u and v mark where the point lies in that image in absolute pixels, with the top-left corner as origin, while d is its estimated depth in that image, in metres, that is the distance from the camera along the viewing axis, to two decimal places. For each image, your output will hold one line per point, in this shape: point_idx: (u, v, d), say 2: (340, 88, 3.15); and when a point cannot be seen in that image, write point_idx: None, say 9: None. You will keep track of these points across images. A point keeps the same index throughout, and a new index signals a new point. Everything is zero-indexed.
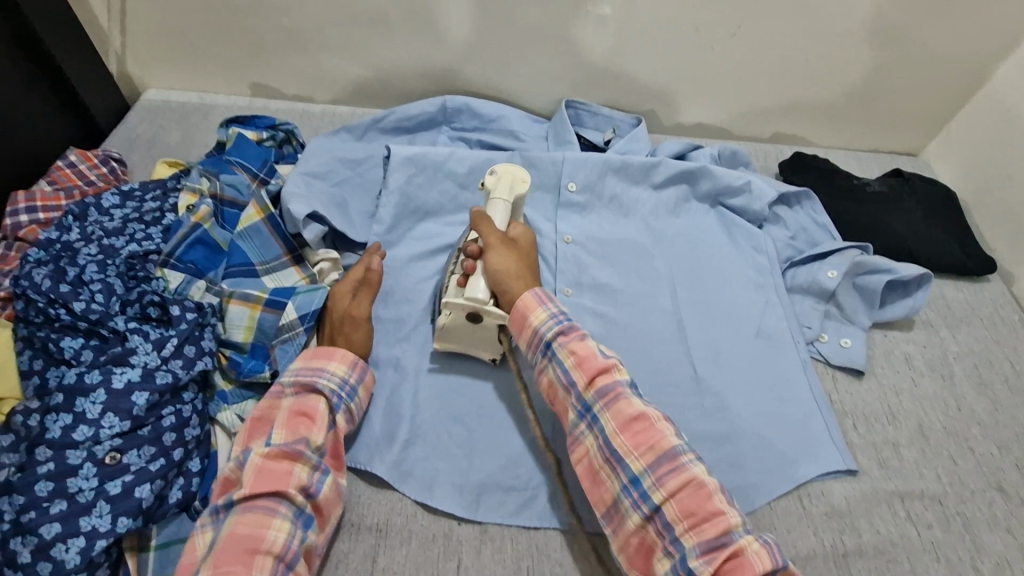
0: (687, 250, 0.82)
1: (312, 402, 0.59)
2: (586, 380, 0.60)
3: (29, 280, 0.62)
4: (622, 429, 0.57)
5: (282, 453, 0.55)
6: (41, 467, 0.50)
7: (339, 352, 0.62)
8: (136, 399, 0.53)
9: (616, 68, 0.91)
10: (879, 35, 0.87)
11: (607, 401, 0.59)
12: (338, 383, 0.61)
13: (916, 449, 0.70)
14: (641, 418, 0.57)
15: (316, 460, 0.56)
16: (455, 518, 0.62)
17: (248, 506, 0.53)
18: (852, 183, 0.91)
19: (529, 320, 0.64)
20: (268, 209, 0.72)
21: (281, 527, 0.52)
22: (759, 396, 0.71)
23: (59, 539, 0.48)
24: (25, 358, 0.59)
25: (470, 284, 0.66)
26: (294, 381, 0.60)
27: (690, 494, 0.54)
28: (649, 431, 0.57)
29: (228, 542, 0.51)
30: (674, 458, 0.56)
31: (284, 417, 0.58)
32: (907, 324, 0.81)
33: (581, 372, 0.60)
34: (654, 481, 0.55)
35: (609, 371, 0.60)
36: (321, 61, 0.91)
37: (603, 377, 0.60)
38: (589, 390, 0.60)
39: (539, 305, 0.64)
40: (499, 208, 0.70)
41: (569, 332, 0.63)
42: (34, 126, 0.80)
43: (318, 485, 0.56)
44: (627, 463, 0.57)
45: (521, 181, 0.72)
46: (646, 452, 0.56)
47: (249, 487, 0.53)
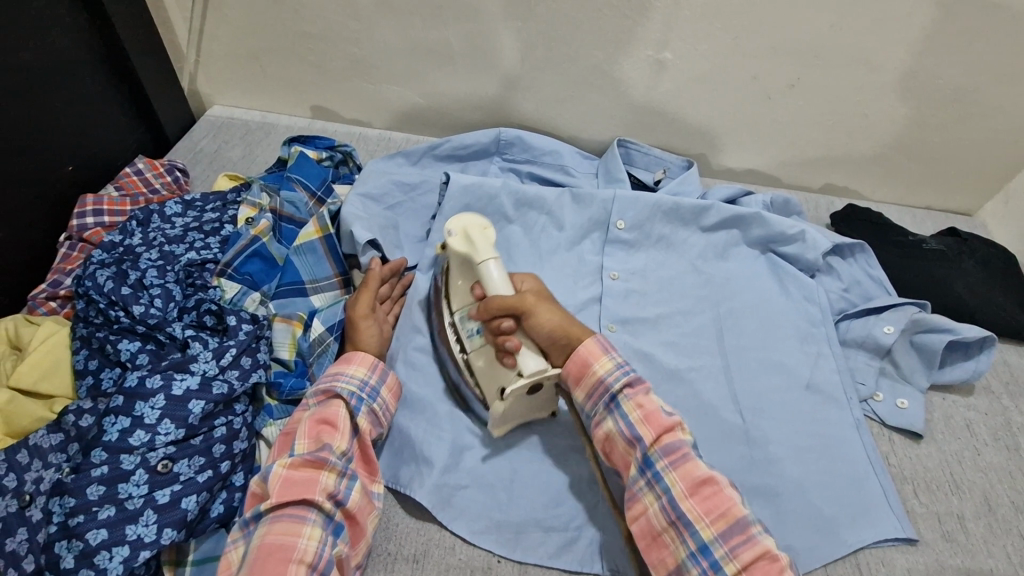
0: (737, 296, 0.80)
1: (333, 409, 0.58)
2: (654, 436, 0.56)
3: (92, 280, 0.64)
4: (690, 491, 0.53)
5: (305, 461, 0.53)
6: (94, 470, 0.49)
7: (357, 355, 0.62)
8: (193, 407, 0.53)
9: (672, 112, 0.92)
10: (938, 95, 0.87)
11: (674, 459, 0.55)
12: (360, 387, 0.60)
13: (983, 523, 0.66)
14: (711, 481, 0.53)
15: (342, 466, 0.54)
16: (494, 554, 0.59)
17: (276, 515, 0.51)
18: (907, 240, 0.89)
19: (592, 368, 0.60)
20: (327, 229, 0.72)
21: (312, 534, 0.50)
22: (813, 452, 0.68)
23: (103, 547, 0.47)
24: (81, 358, 0.60)
25: (522, 364, 0.58)
26: (315, 391, 0.59)
27: (762, 567, 0.50)
28: (719, 494, 0.53)
29: (259, 553, 0.49)
30: (745, 528, 0.51)
31: (306, 426, 0.56)
32: (966, 389, 0.77)
33: (648, 428, 0.56)
34: (726, 551, 0.51)
35: (675, 428, 0.57)
36: (384, 89, 0.94)
37: (670, 436, 0.56)
38: (655, 446, 0.56)
39: (604, 354, 0.60)
40: (494, 269, 0.61)
41: (637, 385, 0.59)
42: (110, 135, 0.84)
43: (345, 492, 0.54)
44: (696, 528, 0.52)
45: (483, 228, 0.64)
46: (716, 518, 0.52)
47: (275, 498, 0.51)
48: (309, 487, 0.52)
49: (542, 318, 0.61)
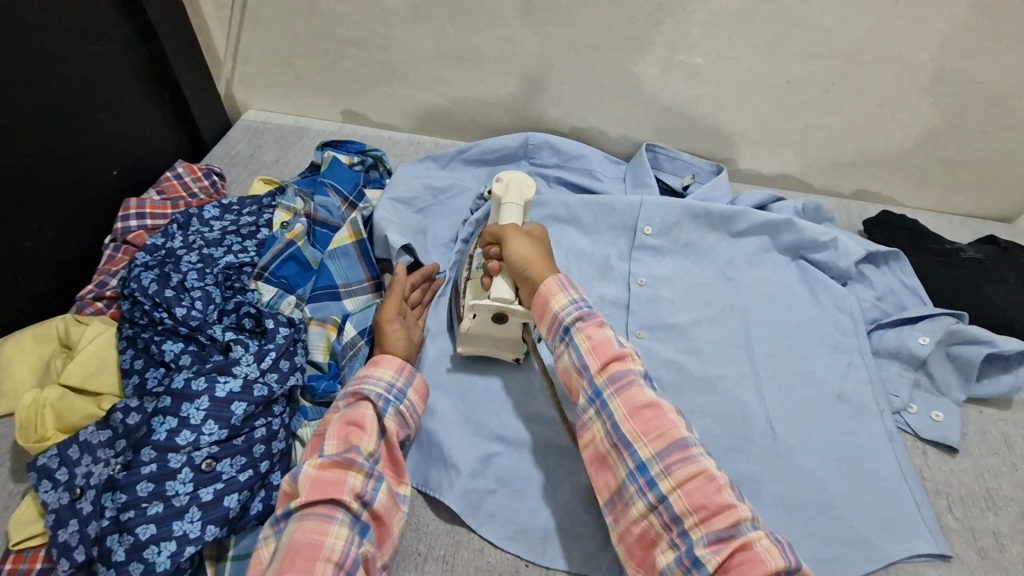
0: (767, 304, 0.80)
1: (361, 410, 0.58)
2: (600, 365, 0.56)
3: (138, 283, 0.66)
4: (631, 413, 0.54)
5: (334, 461, 0.54)
6: (144, 467, 0.51)
7: (385, 358, 0.62)
8: (235, 408, 0.55)
9: (702, 116, 0.91)
10: (979, 99, 0.84)
11: (618, 387, 0.55)
12: (388, 388, 0.60)
13: (1020, 540, 0.64)
14: (652, 405, 0.54)
15: (370, 467, 0.55)
16: (521, 558, 0.60)
17: (304, 513, 0.51)
18: (944, 248, 0.87)
19: (548, 306, 0.61)
20: (361, 234, 0.74)
21: (340, 533, 0.51)
22: (843, 463, 0.67)
23: (152, 541, 0.49)
24: (126, 357, 0.62)
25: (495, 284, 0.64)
26: (344, 393, 0.60)
27: (698, 485, 0.50)
28: (659, 417, 0.53)
29: (288, 551, 0.49)
30: (684, 447, 0.52)
31: (336, 427, 0.57)
32: (1004, 402, 0.75)
33: (595, 356, 0.57)
34: (662, 468, 0.52)
35: (625, 359, 0.57)
36: (414, 94, 0.95)
37: (617, 364, 0.56)
38: (601, 375, 0.56)
39: (560, 291, 0.61)
40: (510, 213, 0.69)
41: (589, 318, 0.59)
42: (151, 140, 0.87)
43: (372, 493, 0.54)
44: (633, 449, 0.53)
45: (528, 187, 0.71)
46: (654, 438, 0.53)
47: (304, 497, 0.52)
48: (337, 487, 0.52)
49: (513, 249, 0.64)
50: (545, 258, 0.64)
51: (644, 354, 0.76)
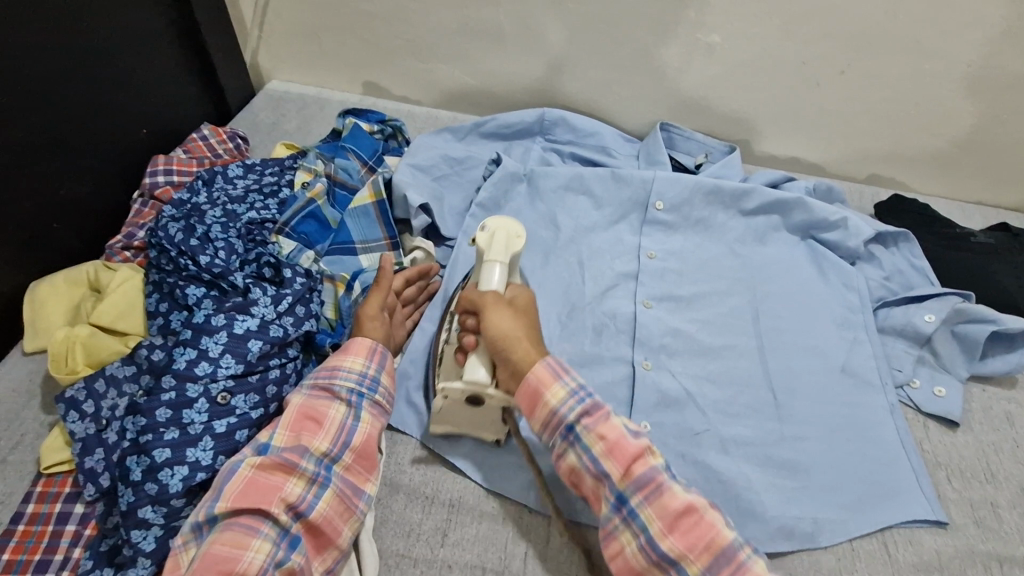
0: (774, 280, 0.81)
1: (322, 406, 0.56)
2: (622, 470, 0.54)
3: (166, 232, 0.69)
4: (670, 528, 0.52)
5: (273, 462, 0.52)
6: (163, 394, 0.53)
7: (355, 345, 0.59)
8: (251, 346, 0.57)
9: (717, 96, 0.92)
10: (996, 84, 0.84)
11: (647, 493, 0.53)
12: (355, 383, 0.58)
13: (1018, 512, 0.65)
14: (690, 511, 0.52)
15: (313, 471, 0.53)
16: (525, 505, 0.61)
17: (228, 523, 0.49)
18: (953, 233, 0.87)
19: (544, 397, 0.57)
20: (381, 194, 0.77)
21: (261, 548, 0.48)
22: (843, 432, 0.68)
23: (167, 464, 0.51)
24: (153, 300, 0.65)
25: (469, 365, 0.59)
26: (311, 382, 0.58)
27: None
28: (700, 524, 0.52)
29: (203, 561, 0.47)
30: (732, 556, 0.51)
31: (291, 417, 0.55)
32: (1009, 382, 0.75)
33: (614, 460, 0.54)
34: None
35: (644, 456, 0.55)
36: (433, 67, 0.97)
37: (639, 465, 0.54)
38: (625, 479, 0.54)
39: (554, 380, 0.58)
40: (496, 270, 0.63)
41: (594, 412, 0.57)
42: (180, 105, 0.89)
43: (311, 501, 0.52)
44: (681, 566, 0.51)
45: (516, 237, 0.65)
46: (702, 552, 0.51)
47: (229, 500, 0.49)
48: (269, 493, 0.50)
49: (495, 321, 0.60)
50: (528, 333, 0.60)
51: (653, 323, 0.76)
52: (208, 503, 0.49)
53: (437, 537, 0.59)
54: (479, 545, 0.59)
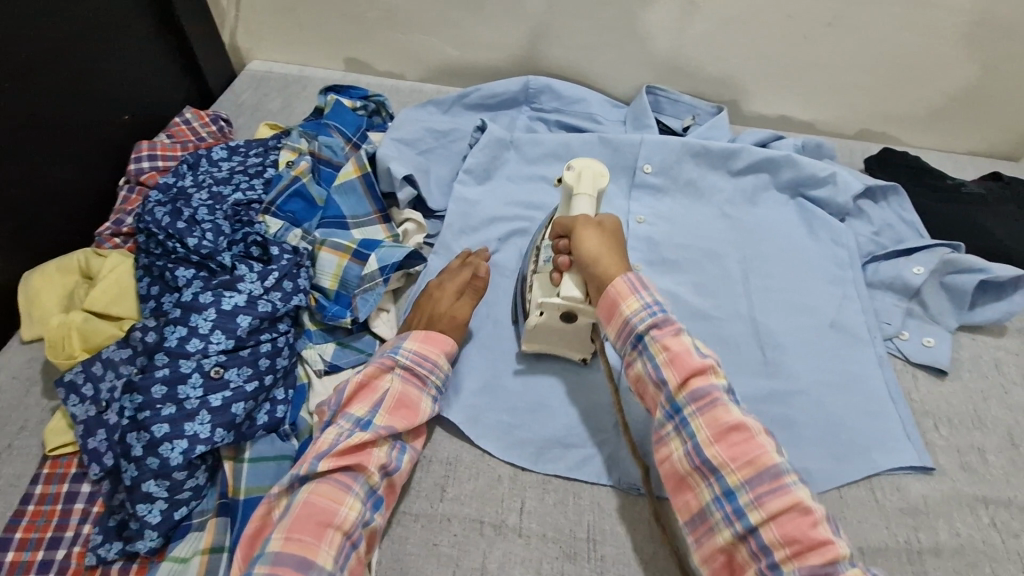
0: (764, 239, 0.81)
1: (416, 396, 0.59)
2: (725, 451, 0.51)
3: (152, 216, 0.69)
4: (767, 517, 0.48)
5: (372, 438, 0.55)
6: (157, 372, 0.54)
7: (450, 347, 0.63)
8: (240, 321, 0.58)
9: (703, 55, 0.91)
10: (990, 29, 0.83)
11: (750, 479, 0.50)
12: (443, 379, 0.62)
13: (1004, 456, 0.66)
14: (793, 507, 0.48)
15: (394, 442, 0.57)
16: (519, 464, 0.62)
17: (323, 478, 0.53)
18: (945, 183, 0.87)
19: (619, 308, 0.59)
20: (366, 168, 0.76)
21: (353, 505, 0.52)
22: (832, 384, 0.69)
23: (166, 439, 0.52)
24: (144, 284, 0.65)
25: (565, 283, 0.62)
26: (407, 367, 0.60)
27: (791, 519, 0.48)
28: (800, 522, 0.48)
29: (304, 510, 0.50)
30: (831, 561, 0.46)
31: (391, 401, 0.58)
32: (998, 330, 0.76)
33: (721, 443, 0.51)
34: (752, 498, 0.49)
35: (756, 441, 0.51)
36: (415, 39, 0.95)
37: (747, 450, 0.51)
38: (681, 390, 0.54)
39: (632, 294, 0.59)
40: (584, 204, 0.65)
41: (703, 394, 0.53)
42: (160, 89, 0.89)
43: (396, 463, 0.56)
44: (772, 554, 0.48)
45: (600, 176, 0.66)
46: (795, 545, 0.47)
47: (331, 462, 0.53)
48: (365, 460, 0.54)
49: (584, 239, 0.62)
50: (615, 253, 0.61)
51: None
52: (312, 460, 0.53)
53: (436, 493, 0.60)
54: (477, 500, 0.59)
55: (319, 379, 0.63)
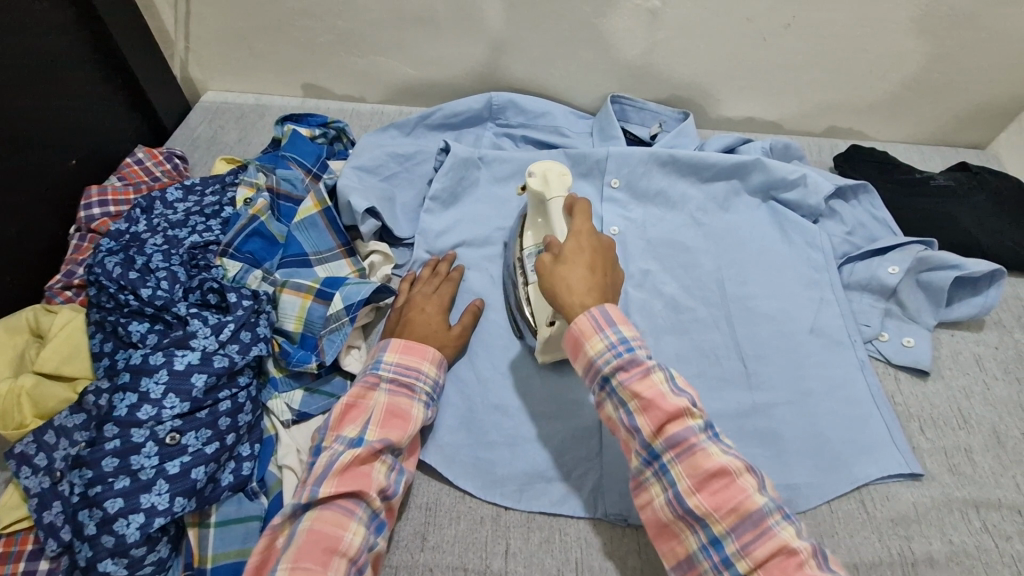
0: (737, 246, 0.79)
1: (406, 405, 0.58)
2: (655, 428, 0.51)
3: (102, 268, 0.66)
4: (699, 486, 0.49)
5: (369, 454, 0.53)
6: (107, 443, 0.51)
7: (431, 352, 0.61)
8: (195, 380, 0.55)
9: (666, 62, 0.89)
10: (949, 20, 0.82)
11: (679, 452, 0.50)
12: (431, 385, 0.60)
13: (991, 455, 0.66)
14: (722, 474, 0.49)
15: (392, 461, 0.55)
16: (501, 503, 0.60)
17: (325, 505, 0.50)
18: (913, 178, 0.87)
19: (584, 349, 0.55)
20: (325, 202, 0.74)
21: (357, 530, 0.50)
22: (815, 393, 0.68)
23: (121, 514, 0.49)
24: (97, 341, 0.62)
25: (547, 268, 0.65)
26: (392, 377, 0.59)
27: (777, 563, 0.47)
28: (731, 488, 0.49)
29: (309, 538, 0.48)
30: (760, 520, 0.48)
31: (380, 415, 0.56)
32: (976, 324, 0.76)
33: (648, 418, 0.52)
34: (739, 548, 0.48)
35: (682, 416, 0.51)
36: (371, 61, 0.93)
37: (674, 425, 0.51)
38: (657, 437, 0.51)
39: (595, 332, 0.55)
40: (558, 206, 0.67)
41: (631, 368, 0.53)
42: (108, 130, 0.85)
43: (394, 486, 0.54)
44: (707, 524, 0.49)
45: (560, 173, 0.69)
46: (727, 513, 0.48)
47: (333, 486, 0.50)
48: (365, 480, 0.52)
49: (575, 229, 0.61)
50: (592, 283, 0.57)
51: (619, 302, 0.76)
52: (311, 488, 0.50)
53: (416, 542, 0.57)
54: (459, 546, 0.57)
55: (287, 429, 0.61)
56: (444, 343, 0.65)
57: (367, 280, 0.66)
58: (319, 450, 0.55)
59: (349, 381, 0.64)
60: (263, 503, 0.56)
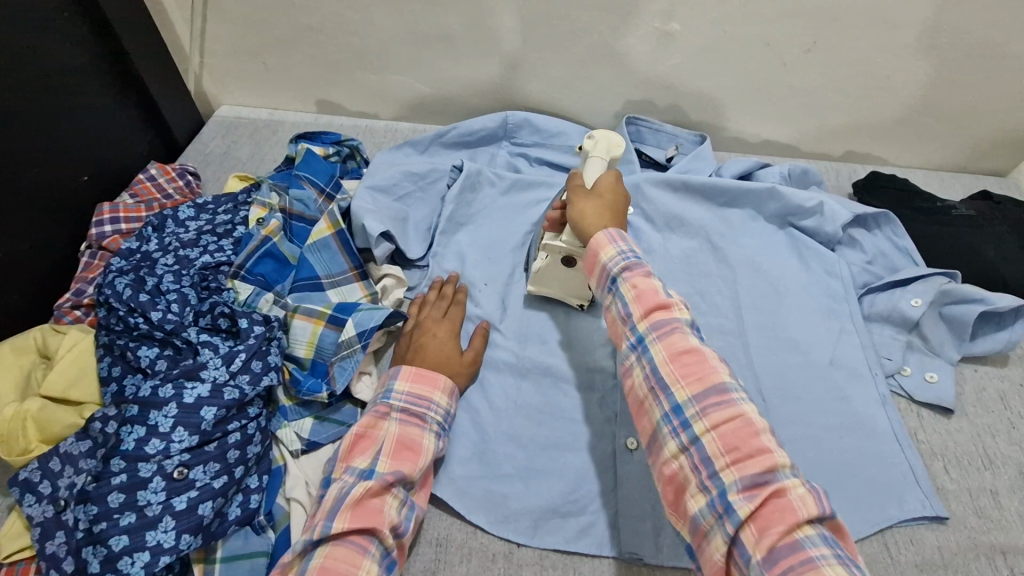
0: (755, 273, 0.78)
1: (417, 435, 0.56)
2: (643, 312, 0.50)
3: (112, 288, 0.65)
4: (672, 358, 0.48)
5: (380, 487, 0.51)
6: (114, 478, 0.50)
7: (443, 380, 0.60)
8: (205, 414, 0.54)
9: (684, 85, 0.88)
10: (971, 49, 0.81)
11: (660, 333, 0.49)
12: (442, 415, 0.59)
13: (1018, 498, 0.64)
14: (694, 351, 0.48)
15: (403, 496, 0.53)
16: (513, 540, 0.58)
17: (337, 541, 0.48)
18: (935, 206, 0.85)
19: (597, 259, 0.55)
20: (339, 224, 0.73)
21: (370, 569, 0.47)
22: (836, 429, 0.67)
23: (125, 552, 0.48)
24: (104, 365, 0.61)
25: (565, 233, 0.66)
26: (403, 406, 0.57)
27: (733, 428, 0.44)
28: (702, 362, 0.48)
29: None
30: (721, 392, 0.46)
31: (390, 446, 0.54)
32: (1000, 359, 0.74)
33: (638, 304, 0.51)
34: (698, 412, 0.46)
35: (670, 307, 0.50)
36: (387, 79, 0.92)
37: (661, 312, 0.50)
38: (644, 321, 0.50)
39: (610, 244, 0.55)
40: (596, 164, 0.69)
41: (638, 270, 0.52)
42: (119, 143, 0.85)
43: (404, 523, 0.52)
44: (670, 391, 0.48)
45: (616, 146, 0.71)
46: (692, 382, 0.47)
47: (345, 521, 0.48)
48: (378, 516, 0.50)
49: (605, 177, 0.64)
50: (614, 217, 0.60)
51: None
52: (323, 523, 0.48)
53: None
54: None
55: (296, 459, 0.59)
56: (456, 369, 0.64)
57: (380, 306, 0.65)
58: (328, 484, 0.54)
59: (359, 409, 0.63)
60: (270, 538, 0.55)
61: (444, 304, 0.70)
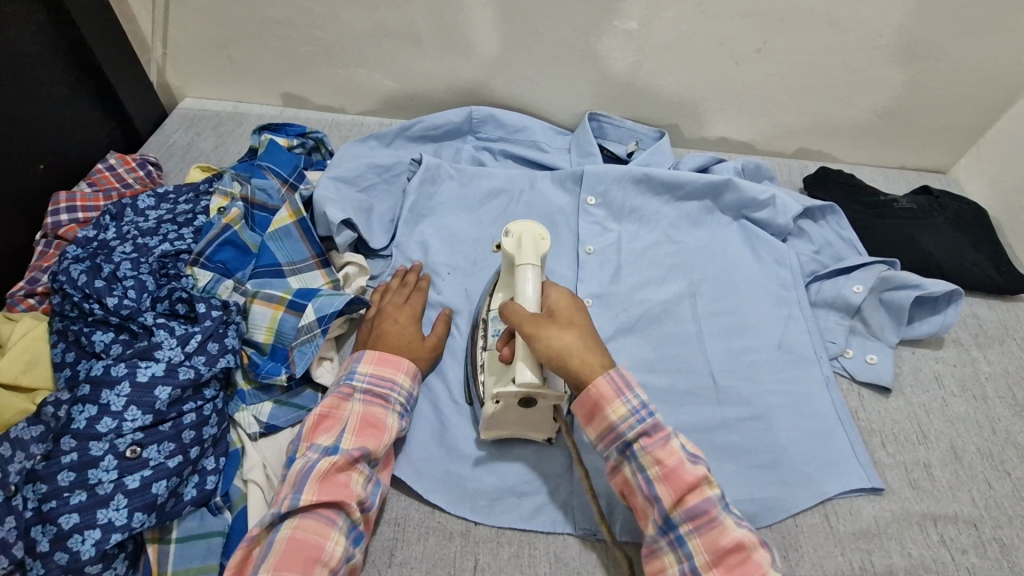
0: (708, 263, 0.81)
1: (380, 414, 0.57)
2: (675, 499, 0.52)
3: (67, 275, 0.64)
4: (716, 561, 0.50)
5: (346, 462, 0.52)
6: (64, 457, 0.51)
7: (406, 364, 0.61)
8: (159, 393, 0.54)
9: (643, 82, 0.91)
10: (911, 50, 0.86)
11: (698, 523, 0.51)
12: (405, 396, 0.60)
13: (949, 470, 0.68)
14: (738, 550, 0.50)
15: (369, 472, 0.54)
16: (471, 518, 0.60)
17: (305, 513, 0.50)
18: (879, 201, 0.89)
19: (604, 411, 0.55)
20: (301, 213, 0.73)
21: (338, 540, 0.50)
22: (782, 408, 0.70)
23: (76, 530, 0.49)
24: (58, 351, 0.61)
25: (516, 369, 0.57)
26: (366, 387, 0.58)
27: None
28: (745, 563, 0.50)
29: (289, 547, 0.48)
30: None
31: (354, 425, 0.56)
32: (935, 342, 0.78)
33: (668, 487, 0.52)
34: None
35: (701, 487, 0.52)
36: (353, 73, 0.93)
37: (694, 496, 0.52)
38: (677, 509, 0.52)
39: (617, 395, 0.54)
40: (530, 273, 0.60)
41: (654, 434, 0.54)
42: (78, 133, 0.84)
43: (371, 497, 0.54)
44: None
45: (540, 239, 0.64)
46: None
47: (315, 494, 0.50)
48: (344, 490, 0.51)
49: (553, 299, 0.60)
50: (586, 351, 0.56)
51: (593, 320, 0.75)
52: (291, 496, 0.50)
53: (384, 557, 0.57)
54: (427, 562, 0.57)
55: (254, 443, 0.60)
56: (418, 354, 0.65)
57: (340, 292, 0.66)
58: (292, 462, 0.55)
59: (319, 393, 0.64)
60: (226, 518, 0.55)
61: (408, 291, 0.71)
